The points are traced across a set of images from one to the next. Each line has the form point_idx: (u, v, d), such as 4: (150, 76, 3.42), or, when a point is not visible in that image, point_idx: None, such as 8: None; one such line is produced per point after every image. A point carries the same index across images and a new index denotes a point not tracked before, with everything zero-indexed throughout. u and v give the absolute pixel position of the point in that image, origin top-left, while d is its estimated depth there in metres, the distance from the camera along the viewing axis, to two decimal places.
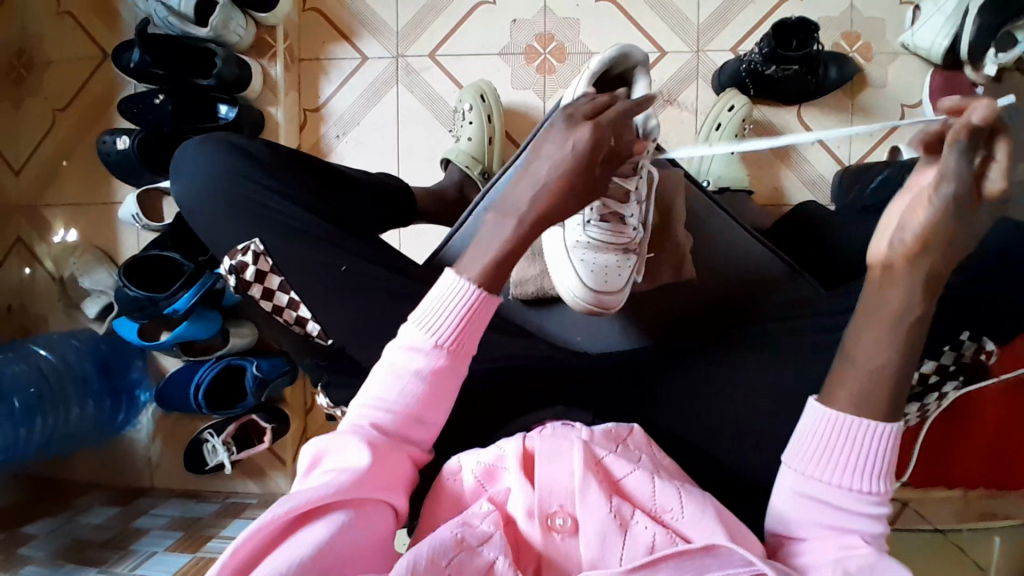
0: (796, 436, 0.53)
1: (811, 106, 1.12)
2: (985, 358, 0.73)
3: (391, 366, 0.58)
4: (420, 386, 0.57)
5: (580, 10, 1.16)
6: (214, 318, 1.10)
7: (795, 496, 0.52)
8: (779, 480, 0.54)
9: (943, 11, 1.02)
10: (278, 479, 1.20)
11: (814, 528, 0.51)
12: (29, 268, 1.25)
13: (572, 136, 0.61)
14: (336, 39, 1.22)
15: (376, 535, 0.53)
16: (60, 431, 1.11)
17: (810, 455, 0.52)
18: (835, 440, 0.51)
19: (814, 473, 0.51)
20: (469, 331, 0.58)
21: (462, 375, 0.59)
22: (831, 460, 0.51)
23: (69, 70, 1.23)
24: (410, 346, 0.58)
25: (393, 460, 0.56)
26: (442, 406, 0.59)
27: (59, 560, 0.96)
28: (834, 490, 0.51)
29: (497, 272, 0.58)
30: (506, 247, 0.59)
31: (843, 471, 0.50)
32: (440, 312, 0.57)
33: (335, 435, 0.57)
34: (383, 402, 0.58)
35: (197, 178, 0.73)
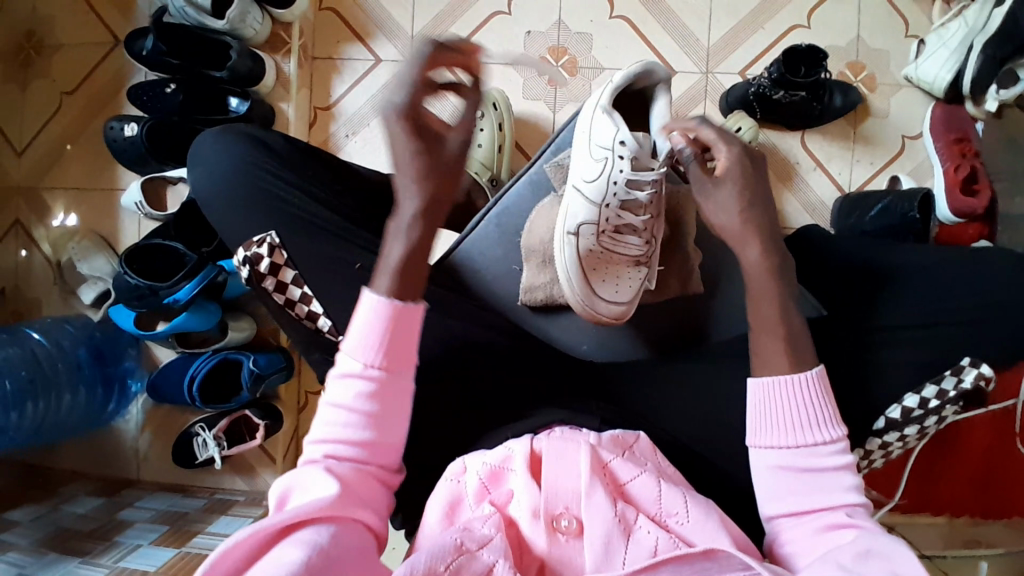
0: (754, 414, 0.61)
1: (815, 131, 1.15)
2: (983, 383, 0.72)
3: (334, 400, 0.59)
4: (367, 410, 0.58)
5: (593, 26, 1.18)
6: (214, 310, 1.09)
7: (771, 469, 0.60)
8: (752, 462, 0.61)
9: (947, 45, 1.06)
10: (267, 476, 1.19)
11: (796, 497, 0.58)
12: (26, 250, 1.23)
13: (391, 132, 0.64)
14: (351, 40, 1.22)
15: (366, 545, 0.53)
16: (50, 420, 1.09)
17: (774, 429, 0.60)
18: (786, 403, 0.60)
19: (783, 442, 0.59)
20: (399, 342, 0.59)
21: (405, 387, 0.60)
22: (790, 422, 0.60)
23: (80, 54, 1.22)
24: (346, 374, 0.59)
25: (367, 482, 0.57)
26: (393, 425, 0.59)
27: (41, 549, 0.95)
28: (800, 450, 0.59)
29: (404, 268, 0.61)
30: (412, 244, 0.62)
31: (802, 430, 0.59)
32: (365, 334, 0.58)
33: (294, 472, 0.57)
34: (330, 433, 0.58)
35: (215, 170, 0.74)
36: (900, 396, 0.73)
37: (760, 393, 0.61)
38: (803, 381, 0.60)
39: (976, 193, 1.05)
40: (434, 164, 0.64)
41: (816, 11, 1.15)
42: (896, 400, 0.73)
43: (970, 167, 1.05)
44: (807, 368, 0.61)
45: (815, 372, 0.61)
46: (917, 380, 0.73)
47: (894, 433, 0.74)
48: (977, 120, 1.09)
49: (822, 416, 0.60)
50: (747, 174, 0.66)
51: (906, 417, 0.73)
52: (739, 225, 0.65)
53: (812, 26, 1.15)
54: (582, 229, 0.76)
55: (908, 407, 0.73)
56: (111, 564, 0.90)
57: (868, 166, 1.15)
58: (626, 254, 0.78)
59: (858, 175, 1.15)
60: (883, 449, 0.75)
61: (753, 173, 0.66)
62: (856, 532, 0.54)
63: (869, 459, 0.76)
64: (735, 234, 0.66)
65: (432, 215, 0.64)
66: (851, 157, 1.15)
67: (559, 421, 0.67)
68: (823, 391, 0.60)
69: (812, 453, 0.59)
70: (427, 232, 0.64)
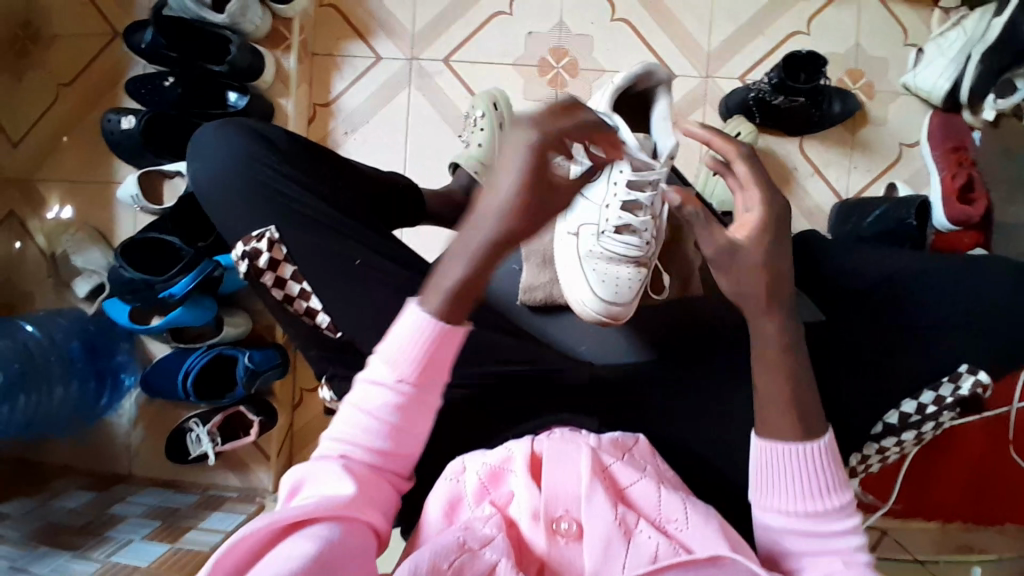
0: (757, 477, 0.58)
1: (814, 137, 1.15)
2: (980, 391, 0.73)
3: (357, 404, 0.56)
4: (390, 421, 0.55)
5: (594, 28, 1.18)
6: (208, 306, 1.07)
7: (771, 528, 0.58)
8: (756, 518, 0.60)
9: (946, 55, 1.07)
10: (261, 474, 1.17)
11: (802, 561, 0.57)
12: (20, 242, 1.22)
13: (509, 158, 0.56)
14: (352, 37, 1.22)
15: (364, 553, 0.51)
16: (43, 412, 1.07)
17: (778, 493, 0.57)
18: (792, 472, 0.57)
19: (788, 509, 0.57)
20: (435, 361, 0.56)
21: (433, 404, 0.57)
22: (793, 489, 0.57)
23: (78, 46, 1.21)
24: (375, 380, 0.56)
25: (376, 485, 0.55)
26: (414, 437, 0.57)
27: (33, 543, 0.94)
28: (806, 518, 0.57)
29: (461, 293, 0.55)
30: (471, 274, 0.56)
31: (809, 499, 0.56)
32: (404, 348, 0.55)
33: (307, 464, 0.56)
34: (350, 436, 0.56)
35: (215, 164, 0.74)
36: (896, 401, 0.74)
37: (763, 457, 0.58)
38: (813, 450, 0.56)
39: (971, 202, 1.05)
40: (541, 203, 0.56)
41: (817, 18, 1.16)
42: (895, 405, 0.74)
43: (966, 176, 1.05)
44: (818, 435, 0.57)
45: (824, 440, 0.57)
46: (914, 386, 0.74)
47: (891, 439, 0.75)
48: (974, 129, 1.10)
49: (830, 483, 0.57)
50: (772, 233, 0.60)
51: (903, 422, 0.74)
52: (761, 295, 0.59)
53: (812, 33, 1.16)
54: (583, 231, 0.79)
55: (905, 413, 0.74)
56: (104, 559, 0.90)
57: (865, 173, 1.15)
58: (625, 254, 0.77)
59: (855, 181, 1.16)
60: (880, 454, 0.77)
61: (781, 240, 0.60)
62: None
63: (865, 464, 0.78)
64: (754, 304, 0.59)
65: (506, 251, 0.57)
66: (849, 164, 1.15)
67: (558, 422, 0.72)
68: (833, 459, 0.57)
69: (815, 517, 0.57)
70: (497, 263, 0.57)
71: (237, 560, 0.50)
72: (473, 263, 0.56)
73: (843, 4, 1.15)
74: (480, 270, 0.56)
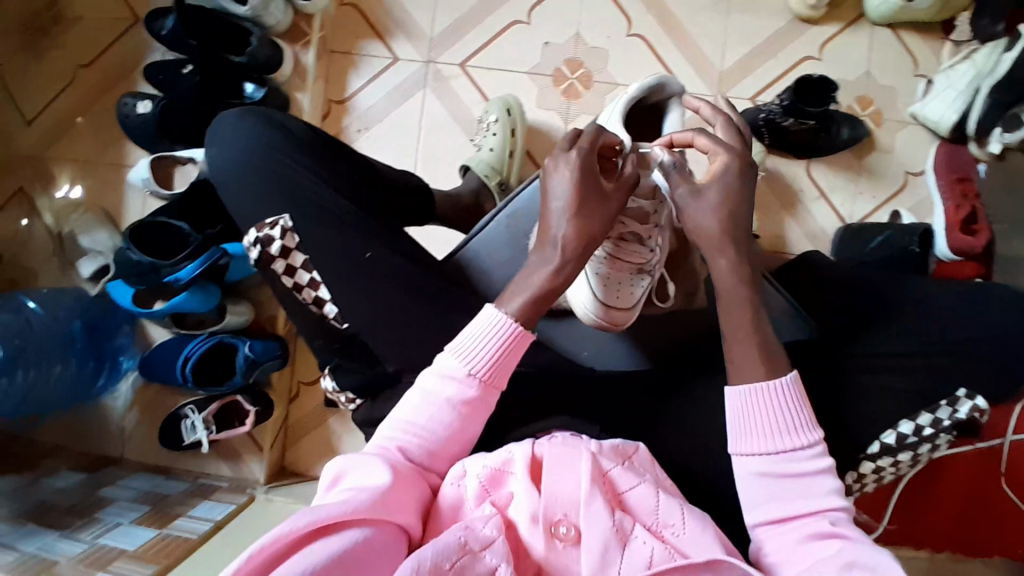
0: (733, 422, 0.62)
1: (821, 161, 1.17)
2: (977, 415, 0.76)
3: (425, 394, 0.63)
4: (455, 414, 0.63)
5: (610, 42, 1.20)
6: (214, 293, 1.08)
7: (754, 476, 0.61)
8: (737, 469, 0.63)
9: (954, 86, 1.09)
10: (253, 464, 1.17)
11: (777, 503, 0.60)
12: (27, 220, 1.22)
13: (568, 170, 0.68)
14: (370, 36, 1.23)
15: (394, 551, 0.53)
16: (40, 390, 1.07)
17: (753, 436, 0.61)
18: (763, 410, 0.61)
19: (762, 450, 0.60)
20: (503, 363, 0.64)
21: (490, 405, 0.64)
22: (767, 430, 0.61)
23: (100, 28, 1.22)
24: (446, 374, 0.63)
25: (416, 483, 0.59)
26: (470, 433, 0.64)
27: (21, 520, 0.93)
28: (779, 457, 0.60)
29: (536, 298, 0.66)
30: (546, 280, 0.66)
31: (780, 436, 0.60)
32: (478, 345, 0.63)
33: (358, 457, 0.59)
34: (412, 424, 0.62)
35: (234, 151, 0.75)
36: (894, 422, 0.74)
37: (740, 400, 0.62)
38: (779, 387, 0.61)
39: (975, 233, 1.05)
40: (599, 209, 0.67)
41: (829, 45, 1.17)
42: (892, 426, 0.74)
43: (970, 208, 1.06)
44: (780, 374, 0.62)
45: (789, 378, 0.62)
46: (913, 408, 0.74)
47: (888, 458, 0.75)
48: (979, 160, 1.11)
49: (800, 422, 0.61)
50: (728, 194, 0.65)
51: (901, 443, 0.74)
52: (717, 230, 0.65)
53: (824, 59, 1.18)
54: None
55: (902, 433, 0.74)
56: (91, 540, 0.89)
57: (869, 200, 1.17)
58: (630, 261, 0.77)
59: (860, 207, 1.17)
60: (877, 473, 0.76)
61: (743, 186, 0.65)
62: (841, 545, 0.55)
63: (861, 483, 0.77)
64: (709, 239, 0.65)
65: (578, 259, 0.67)
66: (854, 189, 1.17)
67: (560, 427, 0.72)
68: (801, 398, 0.61)
69: (790, 458, 0.60)
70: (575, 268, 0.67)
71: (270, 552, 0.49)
72: (546, 268, 0.67)
73: (856, 32, 1.17)
74: (560, 272, 0.66)
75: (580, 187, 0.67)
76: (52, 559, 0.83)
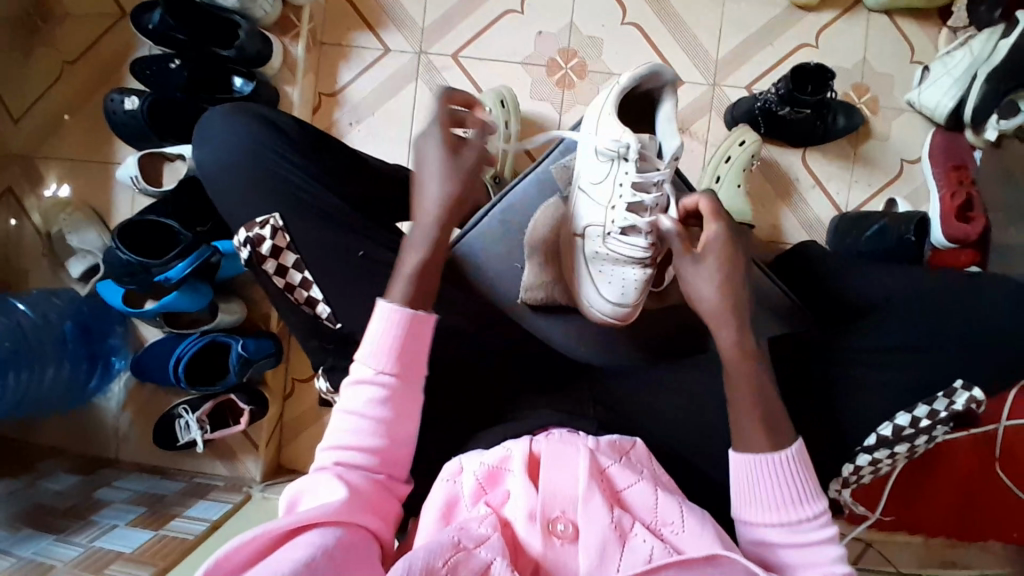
0: (736, 488, 0.62)
1: (816, 150, 1.16)
2: (973, 406, 0.74)
3: (347, 407, 0.60)
4: (378, 416, 0.60)
5: (605, 31, 1.18)
6: (205, 292, 1.07)
7: (758, 540, 0.60)
8: (742, 534, 0.62)
9: (950, 74, 1.08)
10: (249, 463, 1.16)
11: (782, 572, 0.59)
12: (15, 220, 1.21)
13: (436, 151, 0.66)
14: (361, 28, 1.21)
15: (365, 554, 0.53)
16: (33, 394, 1.05)
17: (759, 504, 0.60)
18: (768, 482, 0.60)
19: (768, 520, 0.60)
20: (410, 352, 0.61)
21: (418, 393, 0.62)
22: (773, 500, 0.60)
23: (86, 24, 1.20)
24: (358, 380, 0.60)
25: (372, 490, 0.58)
26: (402, 431, 0.61)
27: (16, 524, 0.93)
28: (784, 526, 0.59)
29: (416, 278, 0.63)
30: (422, 261, 0.64)
31: (785, 508, 0.59)
32: (378, 340, 0.60)
33: (306, 477, 0.58)
34: (344, 440, 0.59)
35: (222, 148, 0.74)
36: (891, 414, 0.74)
37: (744, 468, 0.61)
38: (785, 459, 0.60)
39: (970, 221, 1.05)
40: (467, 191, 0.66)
41: (825, 32, 1.16)
42: (888, 418, 0.74)
43: (966, 195, 1.06)
44: (785, 447, 0.60)
45: (794, 449, 0.61)
46: (909, 400, 0.74)
47: (884, 450, 0.74)
48: (976, 148, 1.11)
49: (804, 495, 0.60)
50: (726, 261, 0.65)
51: (897, 435, 0.74)
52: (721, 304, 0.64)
53: (820, 46, 1.16)
54: (590, 232, 0.78)
55: (899, 426, 0.73)
56: (87, 543, 0.88)
57: (865, 188, 1.16)
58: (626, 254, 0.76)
59: (856, 195, 1.16)
60: (872, 466, 0.76)
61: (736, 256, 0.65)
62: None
63: (857, 475, 0.76)
64: (712, 311, 0.64)
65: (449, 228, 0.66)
66: (850, 178, 1.16)
67: (557, 422, 0.69)
68: (805, 465, 0.60)
69: (795, 528, 0.59)
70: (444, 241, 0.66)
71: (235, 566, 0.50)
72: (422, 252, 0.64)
73: (852, 18, 1.16)
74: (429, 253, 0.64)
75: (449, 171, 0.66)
76: (48, 563, 0.82)
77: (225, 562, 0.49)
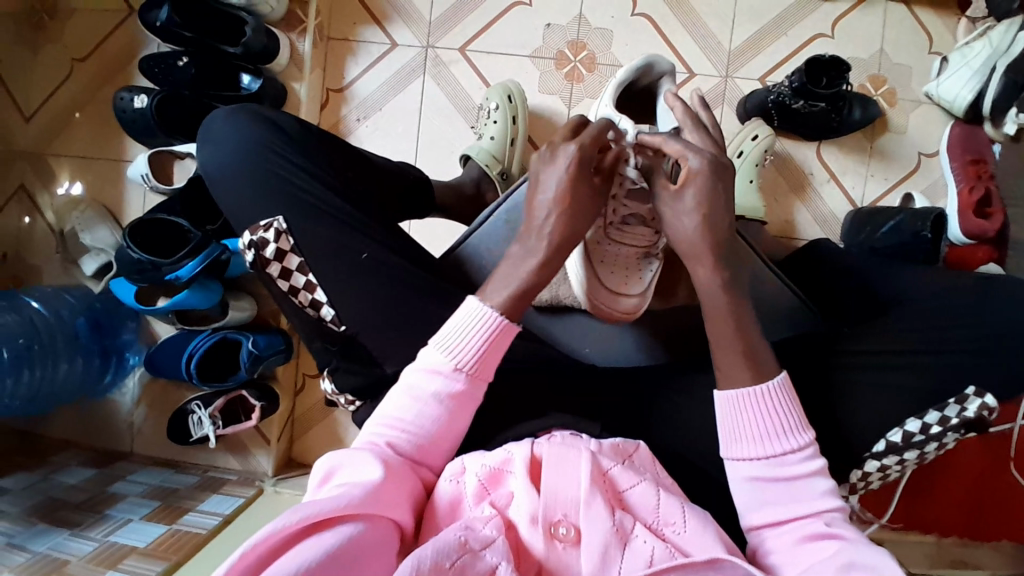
0: (721, 426, 0.61)
1: (831, 143, 1.14)
2: (986, 414, 0.72)
3: (411, 390, 0.61)
4: (441, 409, 0.61)
5: (614, 22, 1.16)
6: (215, 290, 1.08)
7: (745, 481, 0.59)
8: (730, 476, 0.61)
9: (970, 65, 1.05)
10: (260, 457, 1.18)
11: (774, 508, 0.58)
12: (29, 217, 1.22)
13: (562, 157, 0.66)
14: (368, 22, 1.21)
15: (389, 551, 0.51)
16: (46, 389, 1.08)
17: (744, 440, 0.59)
18: (754, 416, 0.59)
19: (750, 454, 0.59)
20: (489, 357, 0.62)
21: (478, 400, 0.63)
22: (759, 435, 0.59)
23: (93, 21, 1.20)
24: (431, 370, 0.61)
25: (409, 477, 0.58)
26: (458, 430, 0.62)
27: (31, 518, 0.95)
28: (773, 463, 0.58)
29: (520, 290, 0.63)
30: (534, 270, 0.64)
31: (770, 441, 0.58)
32: (462, 339, 0.61)
33: (350, 450, 0.58)
34: (399, 420, 0.60)
35: (226, 149, 0.74)
36: (900, 420, 0.72)
37: (728, 404, 0.60)
38: (764, 392, 0.59)
39: (987, 217, 1.03)
40: (586, 200, 0.66)
41: (841, 22, 1.13)
42: (897, 424, 0.72)
43: (984, 190, 1.03)
44: (769, 377, 0.60)
45: (778, 380, 0.60)
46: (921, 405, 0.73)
47: (892, 458, 0.72)
48: (994, 142, 1.07)
49: (788, 424, 0.59)
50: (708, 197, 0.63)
51: (906, 441, 0.71)
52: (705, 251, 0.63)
53: (835, 36, 1.14)
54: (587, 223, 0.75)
55: (909, 432, 0.71)
56: (102, 538, 0.90)
57: (881, 182, 1.13)
58: (635, 246, 0.76)
59: (872, 190, 1.14)
60: (881, 472, 0.74)
61: (719, 190, 0.63)
62: (837, 546, 0.54)
63: (865, 482, 0.75)
64: (694, 252, 0.63)
65: (559, 249, 0.65)
66: (866, 172, 1.14)
67: (560, 425, 0.69)
68: (789, 395, 0.60)
69: (780, 463, 0.58)
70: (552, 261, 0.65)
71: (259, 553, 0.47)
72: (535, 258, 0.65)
73: (869, 8, 1.13)
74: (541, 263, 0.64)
75: (573, 174, 0.65)
76: (63, 558, 0.84)
77: (253, 551, 0.46)
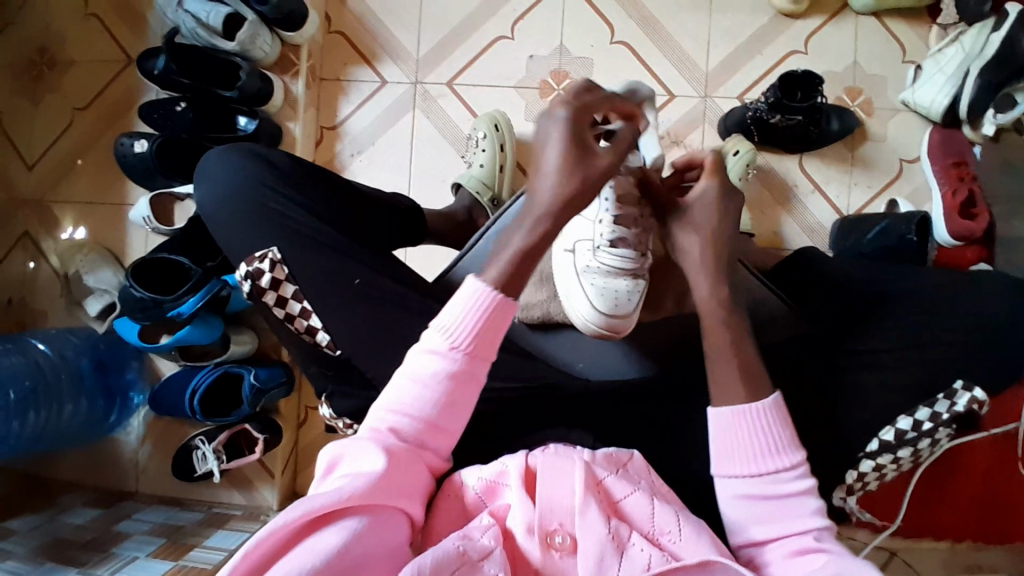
0: (714, 441, 0.61)
1: (812, 154, 1.16)
2: (976, 407, 0.74)
3: (411, 373, 0.58)
4: (440, 389, 0.58)
5: (594, 50, 1.21)
6: (216, 325, 1.10)
7: (736, 499, 0.60)
8: (718, 490, 0.61)
9: (943, 71, 1.08)
10: (265, 491, 1.18)
11: (765, 525, 0.59)
12: (34, 262, 1.26)
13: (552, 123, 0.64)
14: (357, 61, 1.26)
15: (394, 543, 0.53)
16: (51, 429, 1.10)
17: (736, 457, 0.60)
18: (748, 433, 0.60)
19: (743, 471, 0.59)
20: (486, 334, 0.58)
21: (481, 379, 0.59)
22: (750, 453, 0.59)
23: (93, 72, 1.26)
24: (430, 350, 0.58)
25: (412, 466, 0.56)
26: (460, 413, 0.59)
27: (38, 558, 0.95)
28: (764, 479, 0.59)
29: (515, 264, 0.61)
30: (528, 240, 0.62)
31: (763, 461, 0.59)
32: (457, 317, 0.58)
33: (354, 439, 0.57)
34: (401, 405, 0.58)
35: (222, 184, 0.77)
36: (893, 418, 0.74)
37: (720, 422, 0.61)
38: (759, 411, 0.60)
39: (974, 217, 1.05)
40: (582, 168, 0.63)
41: (814, 38, 1.17)
42: (890, 422, 0.74)
43: (967, 191, 1.06)
44: (762, 397, 0.61)
45: (770, 400, 0.61)
46: (911, 403, 0.74)
47: (888, 455, 0.74)
48: (974, 143, 1.10)
49: (782, 443, 0.60)
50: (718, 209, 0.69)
51: (900, 439, 0.73)
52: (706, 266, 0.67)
53: (809, 52, 1.17)
54: (577, 246, 0.80)
55: (901, 429, 0.73)
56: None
57: (865, 190, 1.16)
58: (621, 266, 0.78)
59: (857, 198, 1.16)
60: (877, 472, 0.75)
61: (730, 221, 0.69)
62: (824, 557, 0.55)
63: (862, 483, 0.76)
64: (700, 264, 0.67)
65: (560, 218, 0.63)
66: (849, 181, 1.16)
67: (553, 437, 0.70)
68: (780, 415, 0.60)
69: (773, 481, 0.59)
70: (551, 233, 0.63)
71: (264, 549, 0.49)
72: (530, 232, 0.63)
73: (840, 23, 1.17)
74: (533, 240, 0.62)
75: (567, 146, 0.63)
76: None
77: (262, 544, 0.48)
